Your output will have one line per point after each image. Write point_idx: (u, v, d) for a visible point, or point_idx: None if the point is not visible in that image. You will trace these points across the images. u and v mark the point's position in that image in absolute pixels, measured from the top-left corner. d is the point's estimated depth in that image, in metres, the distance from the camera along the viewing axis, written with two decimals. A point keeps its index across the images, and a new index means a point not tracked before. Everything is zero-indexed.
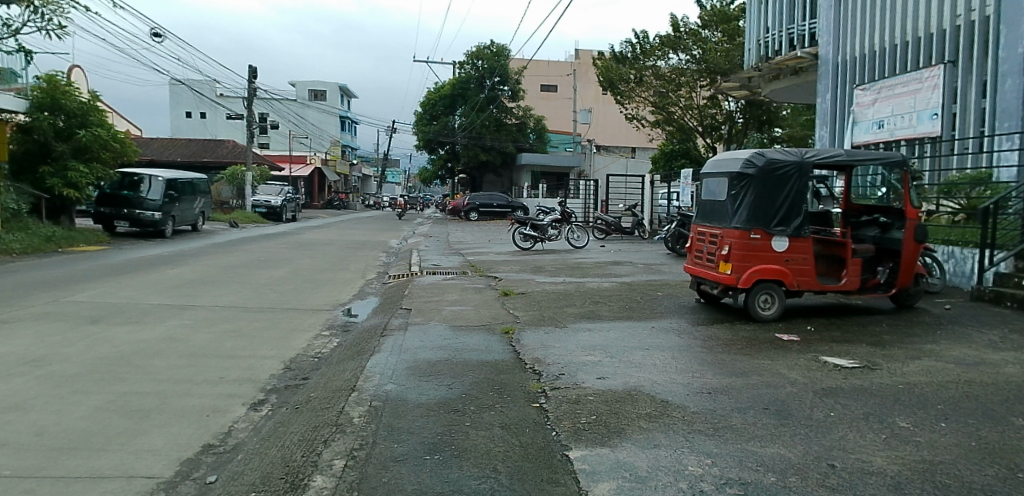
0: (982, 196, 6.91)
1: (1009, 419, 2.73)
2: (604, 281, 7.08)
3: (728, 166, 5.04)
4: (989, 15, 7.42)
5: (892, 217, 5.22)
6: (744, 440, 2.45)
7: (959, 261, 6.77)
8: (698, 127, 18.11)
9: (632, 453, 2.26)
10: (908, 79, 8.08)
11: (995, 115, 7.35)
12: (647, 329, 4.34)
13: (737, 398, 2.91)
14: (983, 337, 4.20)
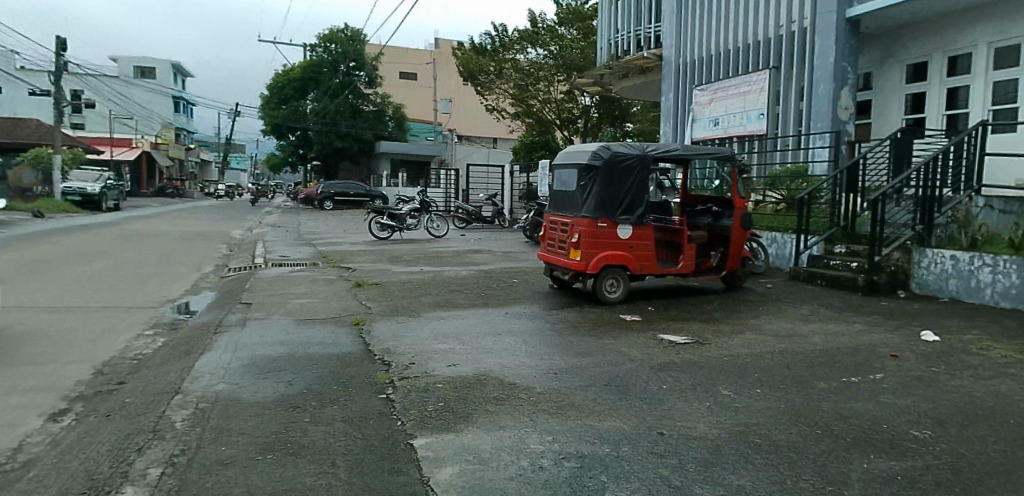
0: (799, 188, 7.84)
1: (809, 384, 3.16)
2: (462, 269, 7.16)
3: (577, 158, 5.27)
4: (805, 27, 8.36)
5: (723, 206, 5.75)
6: (584, 418, 2.61)
7: (779, 245, 7.54)
8: (556, 120, 18.91)
9: (477, 437, 2.32)
10: (739, 82, 9.17)
11: (810, 116, 8.29)
12: (501, 315, 4.44)
13: (581, 377, 3.08)
14: (796, 311, 4.83)
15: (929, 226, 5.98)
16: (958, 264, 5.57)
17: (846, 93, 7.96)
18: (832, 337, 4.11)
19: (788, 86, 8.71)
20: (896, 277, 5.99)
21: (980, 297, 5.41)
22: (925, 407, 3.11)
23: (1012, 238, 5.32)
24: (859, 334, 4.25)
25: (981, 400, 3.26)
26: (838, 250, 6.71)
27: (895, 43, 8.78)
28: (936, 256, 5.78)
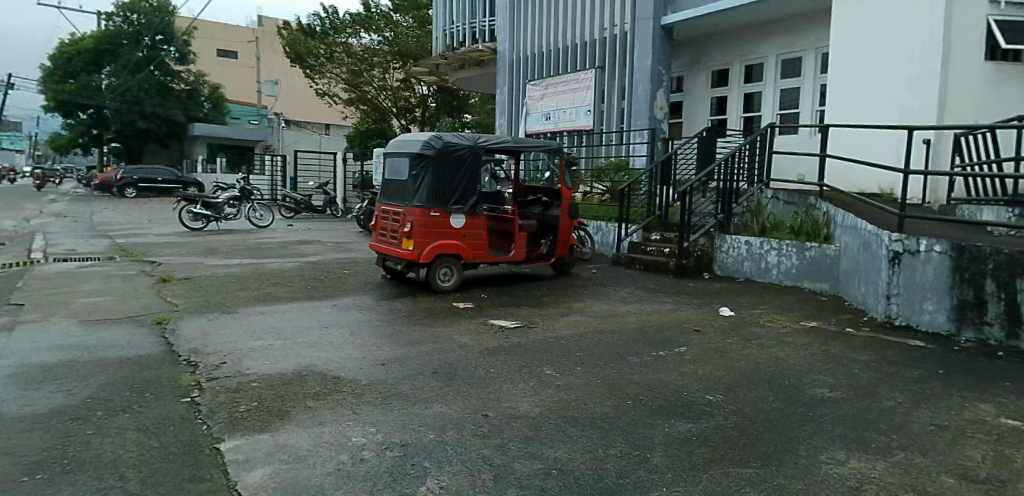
0: (621, 180, 8.61)
1: (622, 362, 3.53)
2: (288, 262, 6.85)
3: (410, 147, 5.48)
4: (626, 31, 9.30)
5: (552, 197, 6.24)
6: (409, 406, 2.66)
7: (603, 233, 8.22)
8: (393, 109, 18.82)
9: (294, 435, 2.26)
10: (569, 80, 10.09)
11: (631, 115, 9.28)
12: (330, 308, 4.34)
13: (409, 366, 3.13)
14: (617, 292, 5.30)
15: (728, 215, 6.93)
16: (751, 248, 6.51)
17: (661, 94, 9.03)
18: (645, 315, 4.58)
19: (611, 86, 9.65)
20: (702, 260, 6.86)
21: (768, 277, 6.38)
22: (718, 374, 3.61)
23: (792, 224, 6.33)
24: (668, 312, 4.78)
25: (761, 365, 3.86)
26: (653, 237, 7.49)
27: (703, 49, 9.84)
28: (733, 242, 6.71)
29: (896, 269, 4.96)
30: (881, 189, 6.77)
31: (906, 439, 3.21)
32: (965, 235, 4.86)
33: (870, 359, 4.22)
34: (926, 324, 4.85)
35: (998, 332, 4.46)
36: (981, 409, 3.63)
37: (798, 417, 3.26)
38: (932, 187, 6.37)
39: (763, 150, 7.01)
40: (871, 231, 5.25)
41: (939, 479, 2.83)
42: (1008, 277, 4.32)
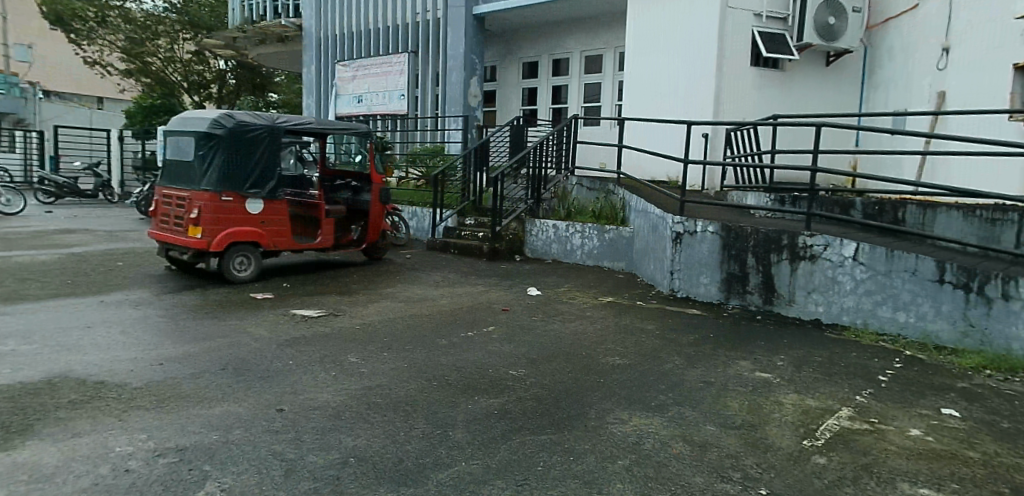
0: (433, 165, 9.47)
1: (429, 344, 3.72)
2: (42, 255, 6.11)
3: (196, 125, 5.59)
4: (438, 18, 10.57)
5: (362, 182, 6.82)
6: (191, 407, 2.55)
7: (419, 219, 8.86)
8: (183, 83, 17.53)
9: (39, 452, 2.07)
10: (380, 63, 11.37)
11: (444, 101, 10.62)
12: (99, 306, 4.00)
13: (192, 365, 3.02)
14: (431, 279, 5.49)
15: (536, 200, 7.61)
16: (558, 232, 7.17)
17: (474, 81, 10.37)
18: (454, 298, 4.84)
19: (423, 69, 10.91)
20: (514, 244, 7.41)
21: (573, 257, 7.08)
22: (522, 350, 3.91)
23: (594, 209, 7.08)
24: (478, 294, 5.05)
25: (560, 339, 4.21)
26: (468, 221, 7.90)
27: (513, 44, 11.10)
28: (542, 226, 7.32)
29: (678, 247, 5.87)
30: (669, 177, 7.80)
31: (680, 395, 3.70)
32: (733, 218, 5.72)
33: (655, 327, 4.77)
34: (702, 295, 5.81)
35: (756, 299, 5.53)
36: (741, 365, 4.28)
37: (590, 386, 3.62)
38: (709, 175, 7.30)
39: (569, 142, 7.76)
40: (658, 215, 6.12)
41: (704, 428, 3.31)
42: (765, 253, 5.42)
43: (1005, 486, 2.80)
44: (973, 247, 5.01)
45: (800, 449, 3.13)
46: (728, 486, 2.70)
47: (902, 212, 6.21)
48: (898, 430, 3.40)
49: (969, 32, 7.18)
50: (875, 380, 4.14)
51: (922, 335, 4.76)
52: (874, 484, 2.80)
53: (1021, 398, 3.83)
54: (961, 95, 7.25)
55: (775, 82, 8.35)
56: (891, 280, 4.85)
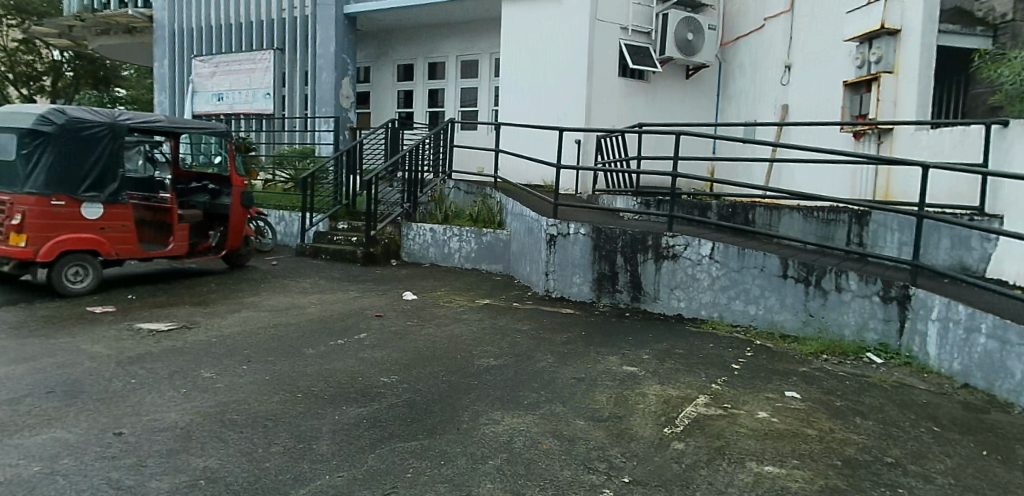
0: (303, 167, 9.84)
1: (293, 353, 3.69)
2: None
3: (19, 121, 5.28)
4: (305, 16, 10.69)
5: (221, 185, 6.86)
6: (9, 436, 2.37)
7: (287, 223, 8.98)
8: (7, 74, 16.05)
9: None
10: (241, 60, 11.13)
11: (313, 101, 10.82)
12: None
13: (11, 389, 2.84)
14: (301, 290, 5.36)
15: (413, 204, 7.56)
16: (435, 235, 7.22)
17: (347, 81, 10.59)
18: (323, 306, 4.84)
19: (290, 67, 10.96)
20: (389, 249, 7.38)
21: (451, 261, 7.14)
22: (394, 355, 3.91)
23: (471, 213, 7.19)
24: (349, 301, 5.05)
25: (434, 343, 4.23)
26: (341, 226, 7.85)
27: (389, 45, 11.46)
28: (419, 230, 7.35)
29: (552, 249, 6.07)
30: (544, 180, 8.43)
31: (552, 392, 3.83)
32: (603, 221, 5.97)
33: (530, 327, 4.91)
34: (575, 295, 6.04)
35: (625, 296, 5.84)
36: (610, 360, 4.50)
37: (463, 388, 3.65)
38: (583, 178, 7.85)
39: (446, 148, 7.87)
40: (533, 218, 6.30)
41: (573, 423, 3.44)
42: (632, 254, 5.75)
43: (835, 459, 3.16)
44: (811, 246, 5.60)
45: (662, 437, 3.34)
46: (595, 477, 2.83)
47: (751, 213, 6.83)
48: (747, 413, 3.73)
49: (806, 52, 8.01)
50: (729, 368, 4.51)
51: (768, 325, 5.27)
52: (725, 465, 3.04)
53: (850, 378, 4.35)
54: (801, 109, 8.09)
55: (641, 93, 9.28)
56: (742, 275, 5.34)
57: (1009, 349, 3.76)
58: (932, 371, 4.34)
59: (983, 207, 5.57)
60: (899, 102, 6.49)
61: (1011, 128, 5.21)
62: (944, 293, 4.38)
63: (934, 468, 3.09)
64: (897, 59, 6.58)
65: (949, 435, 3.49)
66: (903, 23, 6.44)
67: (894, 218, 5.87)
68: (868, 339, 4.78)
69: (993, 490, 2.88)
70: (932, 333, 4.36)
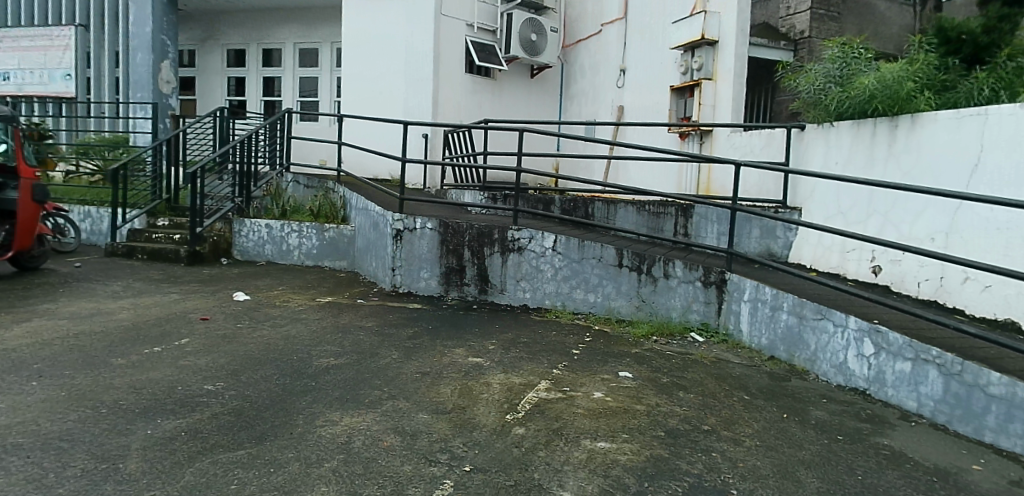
0: (115, 157, 8.93)
1: (98, 363, 3.44)
2: None
3: None
4: None
5: (6, 177, 6.05)
6: None
7: (94, 221, 8.13)
8: None
9: None
10: (36, 36, 10.04)
11: (130, 86, 10.08)
12: None
13: None
14: (114, 295, 4.88)
15: (247, 198, 7.28)
16: (272, 232, 6.96)
17: (167, 65, 10.10)
18: (137, 312, 4.48)
19: (98, 47, 10.22)
20: (219, 246, 7.00)
21: (290, 258, 6.94)
22: (222, 361, 3.73)
23: (313, 207, 7.01)
24: (170, 305, 4.72)
25: (268, 346, 4.08)
26: (161, 223, 7.30)
27: (216, 29, 11.40)
28: (254, 226, 7.03)
29: (399, 244, 6.01)
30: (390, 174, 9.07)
31: (395, 388, 3.81)
32: (450, 215, 6.03)
33: (374, 323, 4.88)
34: (422, 289, 6.05)
35: (473, 289, 5.95)
36: (456, 353, 4.57)
37: (299, 391, 3.54)
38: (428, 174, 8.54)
39: (282, 137, 7.69)
40: (379, 212, 6.22)
41: (416, 417, 3.45)
42: (479, 247, 5.88)
43: (660, 431, 3.48)
44: (643, 237, 6.08)
45: (503, 424, 3.46)
46: (436, 469, 2.87)
47: (591, 207, 7.26)
48: (584, 395, 3.97)
49: (639, 58, 8.63)
50: (570, 353, 4.77)
51: (606, 311, 5.65)
52: (562, 446, 3.22)
53: (676, 356, 4.80)
54: (635, 109, 8.69)
55: (487, 88, 9.83)
56: (583, 266, 5.67)
57: (805, 323, 4.45)
58: (745, 346, 4.96)
59: (785, 201, 6.37)
60: (716, 107, 7.23)
61: (807, 131, 6.08)
62: (753, 277, 5.03)
63: (743, 432, 3.51)
64: (714, 67, 7.27)
65: (756, 402, 3.97)
66: (721, 34, 7.16)
67: (714, 211, 6.61)
68: (691, 320, 5.32)
69: (790, 447, 3.33)
70: (744, 312, 4.97)
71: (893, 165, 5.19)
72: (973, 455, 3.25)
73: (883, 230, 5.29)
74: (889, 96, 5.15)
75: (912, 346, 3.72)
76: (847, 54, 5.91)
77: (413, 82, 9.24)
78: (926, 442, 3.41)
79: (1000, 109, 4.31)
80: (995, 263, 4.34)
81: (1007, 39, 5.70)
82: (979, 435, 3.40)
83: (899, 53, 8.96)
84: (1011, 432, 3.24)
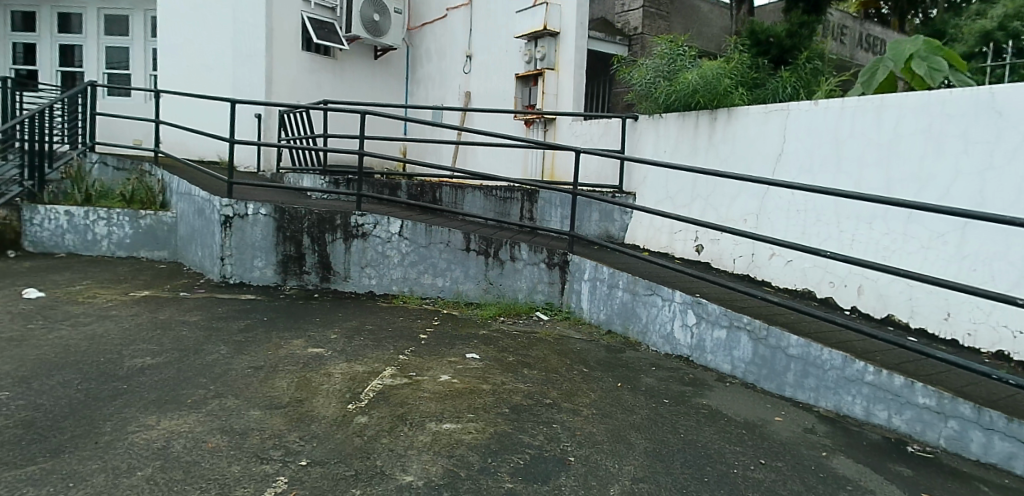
0: None
1: None
2: None
3: None
4: None
5: None
6: None
7: None
8: None
9: None
10: None
11: None
12: None
13: None
14: None
15: (39, 181, 6.40)
16: (73, 220, 6.21)
17: None
18: None
19: None
20: (4, 236, 6.13)
21: (98, 248, 6.26)
22: (8, 369, 3.37)
23: (124, 192, 6.34)
24: None
25: (68, 349, 3.74)
26: None
27: None
28: (51, 213, 6.22)
29: (228, 231, 5.60)
30: (219, 156, 9.05)
31: (223, 386, 3.59)
32: (286, 200, 5.75)
33: (200, 317, 4.66)
34: (257, 279, 5.71)
35: (314, 277, 5.74)
36: (294, 344, 4.38)
37: (106, 396, 3.24)
38: (264, 157, 8.59)
39: (83, 115, 7.01)
40: (205, 197, 5.76)
41: (246, 415, 3.26)
42: (319, 233, 5.68)
43: (504, 407, 3.59)
44: (491, 220, 6.21)
45: (345, 414, 3.37)
46: (268, 466, 2.75)
47: (438, 192, 7.22)
48: (430, 379, 3.97)
49: (483, 45, 8.78)
50: (417, 338, 4.76)
51: (454, 295, 5.71)
52: (406, 430, 3.21)
53: (522, 335, 4.99)
54: (482, 95, 8.81)
55: (327, 68, 9.62)
56: (430, 250, 5.69)
57: (638, 298, 4.83)
58: (585, 322, 5.28)
59: (621, 186, 6.80)
60: (559, 97, 7.56)
61: (640, 121, 6.52)
62: (591, 257, 5.36)
63: (581, 402, 3.75)
64: (557, 58, 7.58)
65: (594, 374, 4.24)
66: (561, 26, 7.46)
67: (557, 196, 6.94)
68: (536, 300, 5.55)
69: (623, 413, 3.61)
70: (585, 290, 5.28)
71: (712, 154, 5.74)
72: (776, 408, 3.75)
73: (704, 213, 5.85)
74: (709, 92, 5.73)
75: (727, 315, 4.22)
76: (674, 51, 6.44)
77: (242, 58, 8.98)
78: (737, 400, 3.87)
79: (799, 106, 4.94)
80: (795, 240, 5.00)
81: (805, 43, 6.67)
82: (780, 391, 3.93)
83: (718, 51, 9.92)
84: (806, 386, 3.79)
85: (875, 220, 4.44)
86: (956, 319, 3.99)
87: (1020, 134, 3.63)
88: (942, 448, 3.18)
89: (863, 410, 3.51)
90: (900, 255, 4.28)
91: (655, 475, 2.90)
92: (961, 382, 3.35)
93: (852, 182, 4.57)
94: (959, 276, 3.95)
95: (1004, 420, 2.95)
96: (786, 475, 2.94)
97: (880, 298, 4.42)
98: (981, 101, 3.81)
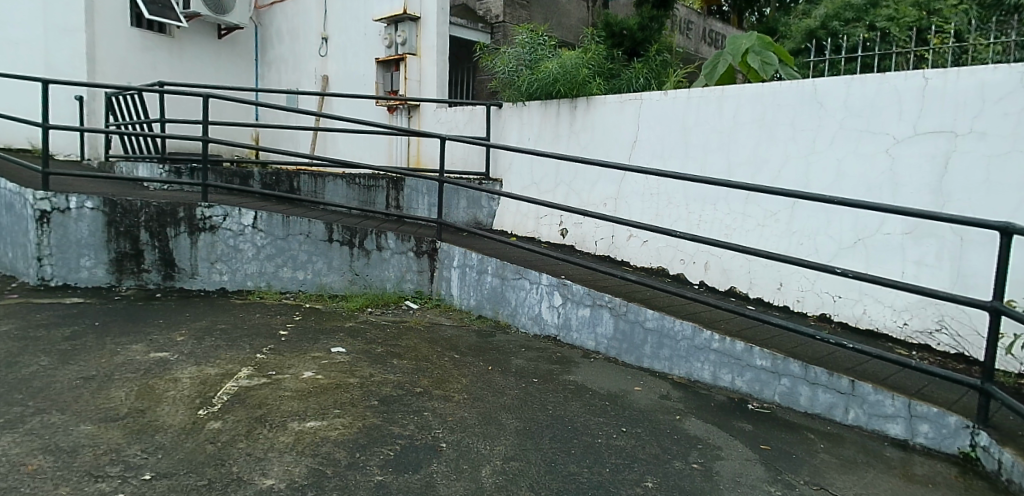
0: None
1: None
2: None
3: None
4: None
5: None
6: None
7: None
8: None
9: None
10: None
11: None
12: None
13: None
14: None
15: None
16: None
17: None
18: None
19: None
20: None
21: None
22: None
23: None
24: None
25: None
26: None
27: None
28: None
29: (46, 228, 4.96)
30: (30, 141, 8.23)
31: (45, 401, 3.21)
32: (116, 192, 5.21)
33: (14, 327, 4.17)
34: (85, 281, 5.14)
35: (154, 275, 5.27)
36: (132, 350, 3.98)
37: None
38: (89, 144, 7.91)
39: None
40: (14, 191, 5.09)
41: (76, 431, 2.93)
42: (158, 227, 5.21)
43: (373, 400, 3.52)
44: (354, 210, 6.02)
45: (194, 421, 3.11)
46: (104, 484, 2.51)
47: (296, 181, 6.82)
48: (290, 376, 3.78)
49: (339, 27, 8.47)
50: (276, 335, 4.51)
51: (317, 288, 5.49)
52: (265, 432, 3.05)
53: (390, 324, 4.92)
54: (341, 80, 8.50)
55: (162, 47, 9.20)
56: (289, 243, 5.42)
57: (507, 282, 4.94)
58: (455, 308, 5.31)
59: (488, 173, 6.86)
60: (422, 83, 7.46)
61: (504, 109, 6.60)
62: (460, 244, 5.38)
63: (451, 388, 3.77)
64: (418, 43, 7.48)
65: (464, 359, 4.28)
66: (421, 11, 7.41)
67: (423, 184, 6.90)
68: (405, 289, 5.49)
69: (493, 395, 3.69)
70: (454, 278, 5.30)
71: (573, 141, 5.96)
72: (635, 379, 4.01)
73: (568, 198, 6.08)
74: (568, 81, 5.93)
75: (590, 294, 4.45)
76: (535, 40, 6.61)
77: (56, 31, 8.25)
78: (600, 374, 4.09)
79: (651, 96, 5.26)
80: (649, 222, 5.35)
81: (655, 37, 7.10)
82: (639, 362, 4.21)
83: (576, 42, 10.32)
84: (661, 356, 4.09)
85: (719, 201, 4.86)
86: (787, 287, 4.50)
87: (837, 124, 4.15)
88: (776, 404, 3.59)
89: (710, 375, 3.86)
90: (740, 233, 4.74)
91: (526, 453, 3.01)
92: (790, 345, 3.78)
93: (699, 167, 4.96)
94: (788, 249, 4.45)
95: (826, 374, 3.39)
96: (643, 440, 3.17)
97: (723, 272, 4.87)
98: (805, 93, 4.30)
